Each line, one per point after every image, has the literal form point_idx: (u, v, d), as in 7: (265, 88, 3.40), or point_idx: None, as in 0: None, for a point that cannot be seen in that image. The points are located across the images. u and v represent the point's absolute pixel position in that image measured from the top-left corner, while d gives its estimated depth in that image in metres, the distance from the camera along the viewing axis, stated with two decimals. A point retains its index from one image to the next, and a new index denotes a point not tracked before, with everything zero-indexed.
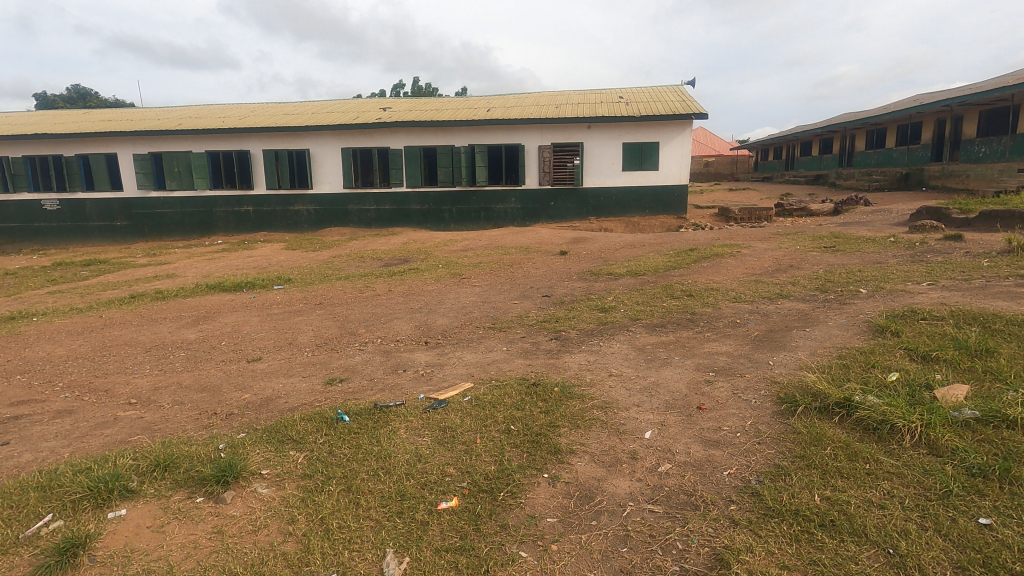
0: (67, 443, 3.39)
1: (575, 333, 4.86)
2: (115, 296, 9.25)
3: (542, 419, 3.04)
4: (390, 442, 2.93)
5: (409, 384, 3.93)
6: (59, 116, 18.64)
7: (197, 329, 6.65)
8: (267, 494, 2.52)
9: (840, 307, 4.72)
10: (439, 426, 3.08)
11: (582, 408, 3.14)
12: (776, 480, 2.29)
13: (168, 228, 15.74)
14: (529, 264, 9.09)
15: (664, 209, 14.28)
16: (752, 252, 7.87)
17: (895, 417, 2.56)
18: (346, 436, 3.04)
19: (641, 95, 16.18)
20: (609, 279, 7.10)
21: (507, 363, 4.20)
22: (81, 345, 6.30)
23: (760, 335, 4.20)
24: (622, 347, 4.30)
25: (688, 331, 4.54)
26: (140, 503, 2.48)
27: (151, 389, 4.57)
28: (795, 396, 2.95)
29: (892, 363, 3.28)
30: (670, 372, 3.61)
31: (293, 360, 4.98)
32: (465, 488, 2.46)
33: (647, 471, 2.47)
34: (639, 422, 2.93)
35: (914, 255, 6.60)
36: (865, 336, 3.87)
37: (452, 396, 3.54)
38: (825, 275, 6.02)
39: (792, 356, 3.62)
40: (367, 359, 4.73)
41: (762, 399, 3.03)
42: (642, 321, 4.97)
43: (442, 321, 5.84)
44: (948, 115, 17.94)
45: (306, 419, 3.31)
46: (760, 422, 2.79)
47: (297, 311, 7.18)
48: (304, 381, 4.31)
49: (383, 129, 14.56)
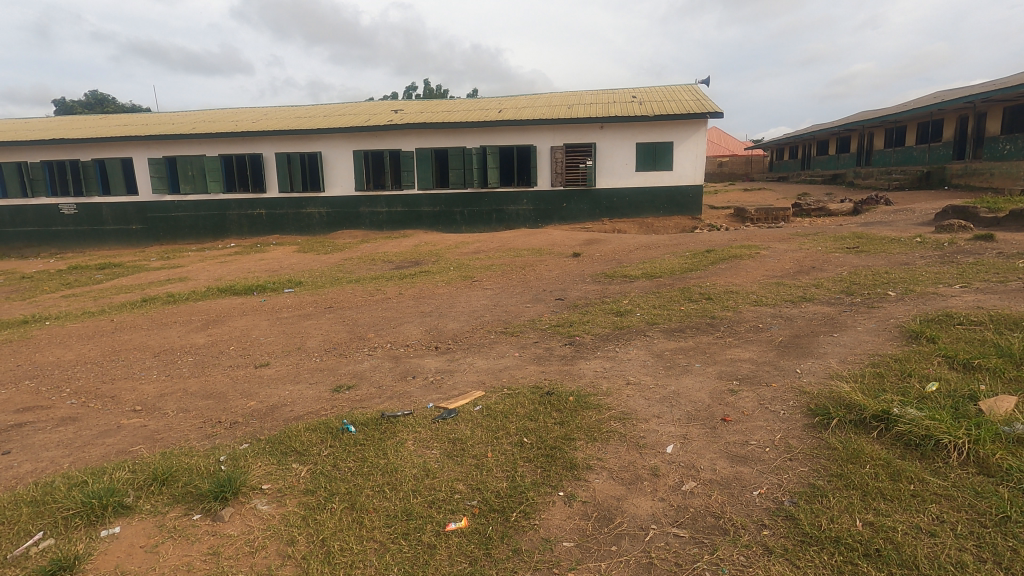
0: (68, 453, 3.31)
1: (589, 338, 4.69)
2: (127, 300, 9.25)
3: (557, 431, 2.88)
4: (397, 455, 2.80)
5: (418, 392, 3.78)
6: (75, 121, 18.89)
7: (206, 333, 6.60)
8: (267, 512, 2.39)
9: (869, 311, 4.50)
10: (448, 438, 2.95)
11: (598, 420, 2.97)
12: (812, 502, 2.11)
13: (182, 232, 15.83)
14: (541, 266, 8.93)
15: (679, 209, 14.03)
16: (772, 253, 7.62)
17: (940, 432, 2.37)
18: (352, 448, 2.92)
19: (654, 94, 15.95)
20: (624, 281, 6.94)
21: (519, 370, 4.05)
22: (91, 350, 6.26)
23: (786, 341, 4.01)
24: (640, 354, 4.12)
25: (707, 337, 4.35)
26: (136, 519, 2.36)
27: (156, 396, 4.49)
28: (827, 408, 2.76)
29: (930, 372, 3.09)
30: (691, 381, 3.43)
31: (301, 366, 4.88)
32: (476, 507, 2.30)
33: (670, 489, 2.30)
34: (660, 435, 2.76)
35: (943, 256, 6.34)
36: (898, 343, 3.66)
37: (462, 404, 3.40)
38: (850, 277, 5.79)
39: (821, 363, 3.43)
40: (376, 365, 4.62)
41: (792, 411, 2.85)
42: (660, 326, 4.79)
43: (453, 326, 5.71)
44: (971, 112, 17.48)
45: (311, 429, 3.20)
46: (791, 436, 2.61)
47: (306, 314, 7.10)
48: (311, 389, 4.19)
49: (394, 131, 14.50)
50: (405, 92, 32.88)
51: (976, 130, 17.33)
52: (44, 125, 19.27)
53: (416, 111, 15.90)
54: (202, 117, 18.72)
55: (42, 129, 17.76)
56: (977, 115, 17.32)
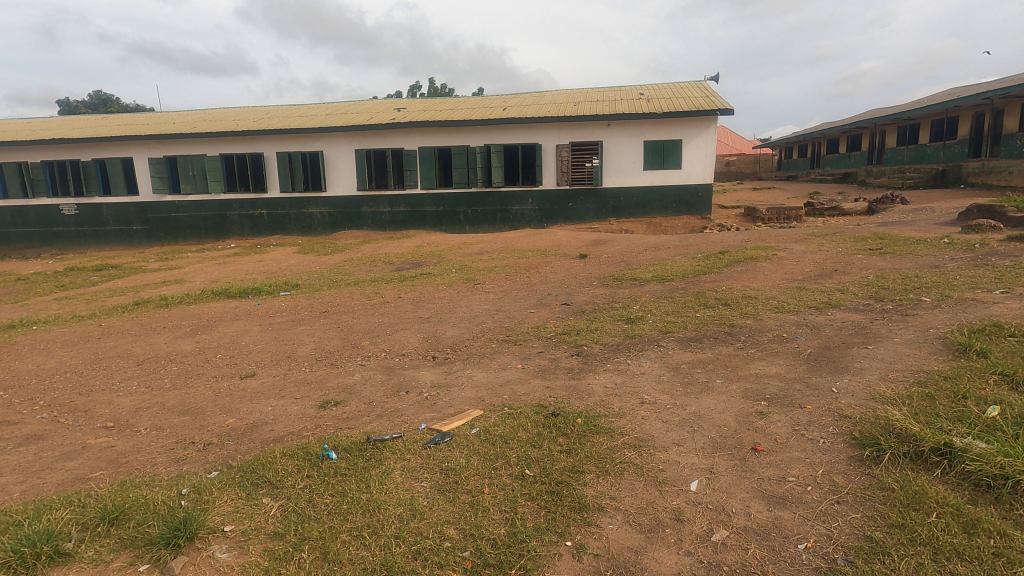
0: (23, 480, 2.99)
1: (599, 348, 4.32)
2: (120, 303, 8.97)
3: (564, 462, 2.54)
4: (382, 490, 2.47)
5: (410, 410, 3.44)
6: (77, 121, 18.68)
7: (194, 339, 6.29)
8: (225, 561, 2.06)
9: (903, 320, 4.12)
10: (440, 468, 2.62)
11: (610, 448, 2.62)
12: (871, 562, 1.77)
13: (183, 232, 15.57)
14: (546, 268, 8.58)
15: (687, 209, 13.62)
16: (790, 255, 7.22)
17: (1018, 473, 2.00)
18: (330, 480, 2.59)
19: (662, 92, 15.54)
20: (634, 285, 6.58)
21: (522, 384, 3.69)
22: (73, 357, 5.96)
23: (815, 354, 3.64)
24: (654, 367, 3.76)
25: (727, 348, 3.99)
26: (72, 571, 2.04)
27: (132, 410, 4.16)
28: (876, 438, 2.39)
29: (988, 394, 2.71)
30: (713, 401, 3.06)
31: (288, 378, 4.54)
32: (468, 560, 1.97)
33: (698, 540, 1.96)
34: (682, 468, 2.40)
35: (975, 258, 5.93)
36: (943, 357, 3.28)
37: (458, 427, 3.04)
38: (878, 281, 5.40)
39: (860, 382, 3.06)
40: (368, 377, 4.27)
41: (832, 439, 2.49)
42: (674, 335, 4.42)
43: (452, 333, 5.36)
44: (988, 108, 16.96)
45: (287, 455, 2.87)
46: (835, 473, 2.25)
47: (300, 319, 6.78)
48: (296, 404, 3.84)
49: (396, 130, 14.19)
50: (409, 91, 32.56)
51: (993, 127, 16.84)
52: (44, 125, 19.07)
53: (419, 110, 15.57)
54: (202, 116, 18.48)
55: (42, 129, 17.52)
56: (995, 111, 16.78)
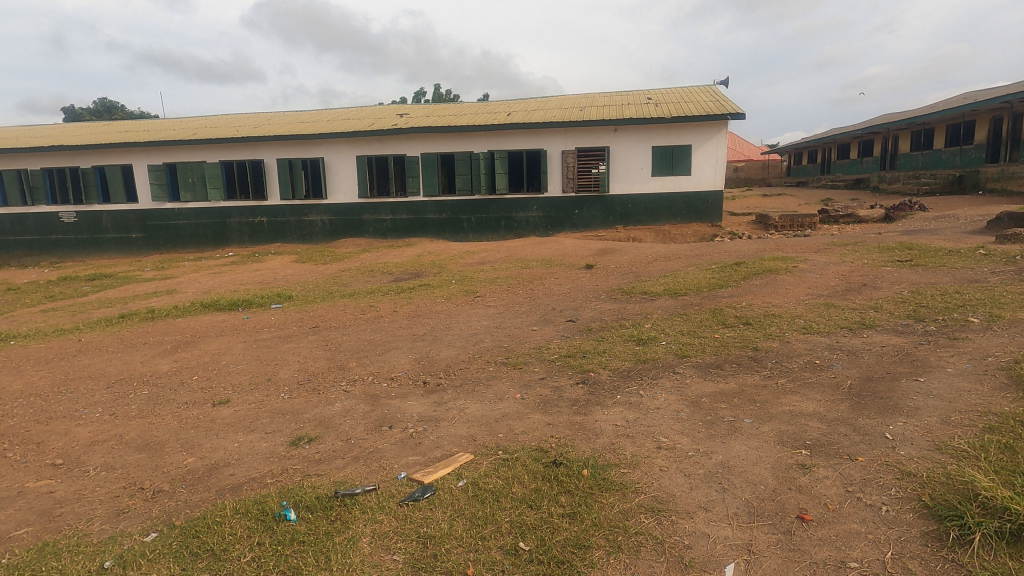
0: None
1: (607, 375, 3.85)
2: (106, 315, 8.55)
3: (566, 532, 2.08)
4: (345, 567, 2.03)
5: (391, 452, 2.99)
6: (78, 128, 18.37)
7: (173, 357, 5.87)
8: None
9: (954, 346, 3.62)
10: (417, 535, 2.17)
11: (622, 512, 2.16)
12: None
13: (182, 239, 15.24)
14: (551, 280, 8.15)
15: (697, 216, 13.15)
16: (811, 267, 6.73)
17: None
18: (284, 550, 2.14)
19: (671, 96, 15.06)
20: (644, 300, 6.11)
21: (519, 420, 3.23)
22: (43, 378, 5.54)
23: (857, 387, 3.15)
24: (670, 400, 3.28)
25: (753, 377, 3.51)
26: None
27: (86, 445, 3.72)
28: (956, 507, 1.93)
29: None
30: (743, 448, 2.58)
31: (263, 407, 4.10)
32: None
33: None
34: (712, 545, 1.95)
35: (1018, 272, 5.42)
36: (1013, 395, 2.80)
37: (443, 477, 2.58)
38: (914, 297, 4.92)
39: (917, 426, 2.58)
40: (349, 408, 3.81)
41: (898, 507, 2.02)
42: (692, 360, 3.94)
43: (447, 354, 4.92)
44: (1006, 112, 16.39)
45: (238, 513, 2.41)
46: (912, 559, 1.79)
47: (287, 336, 6.35)
48: (265, 441, 3.39)
49: (397, 135, 13.82)
50: (415, 97, 32.37)
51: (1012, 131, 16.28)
52: (43, 132, 18.90)
53: (421, 116, 15.21)
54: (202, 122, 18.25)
55: (43, 137, 17.23)
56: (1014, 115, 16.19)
